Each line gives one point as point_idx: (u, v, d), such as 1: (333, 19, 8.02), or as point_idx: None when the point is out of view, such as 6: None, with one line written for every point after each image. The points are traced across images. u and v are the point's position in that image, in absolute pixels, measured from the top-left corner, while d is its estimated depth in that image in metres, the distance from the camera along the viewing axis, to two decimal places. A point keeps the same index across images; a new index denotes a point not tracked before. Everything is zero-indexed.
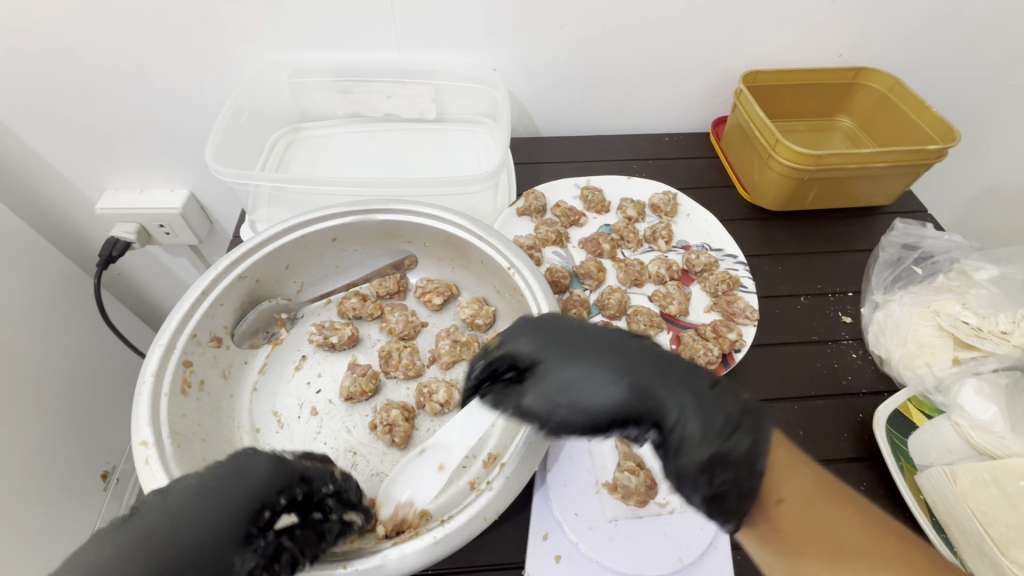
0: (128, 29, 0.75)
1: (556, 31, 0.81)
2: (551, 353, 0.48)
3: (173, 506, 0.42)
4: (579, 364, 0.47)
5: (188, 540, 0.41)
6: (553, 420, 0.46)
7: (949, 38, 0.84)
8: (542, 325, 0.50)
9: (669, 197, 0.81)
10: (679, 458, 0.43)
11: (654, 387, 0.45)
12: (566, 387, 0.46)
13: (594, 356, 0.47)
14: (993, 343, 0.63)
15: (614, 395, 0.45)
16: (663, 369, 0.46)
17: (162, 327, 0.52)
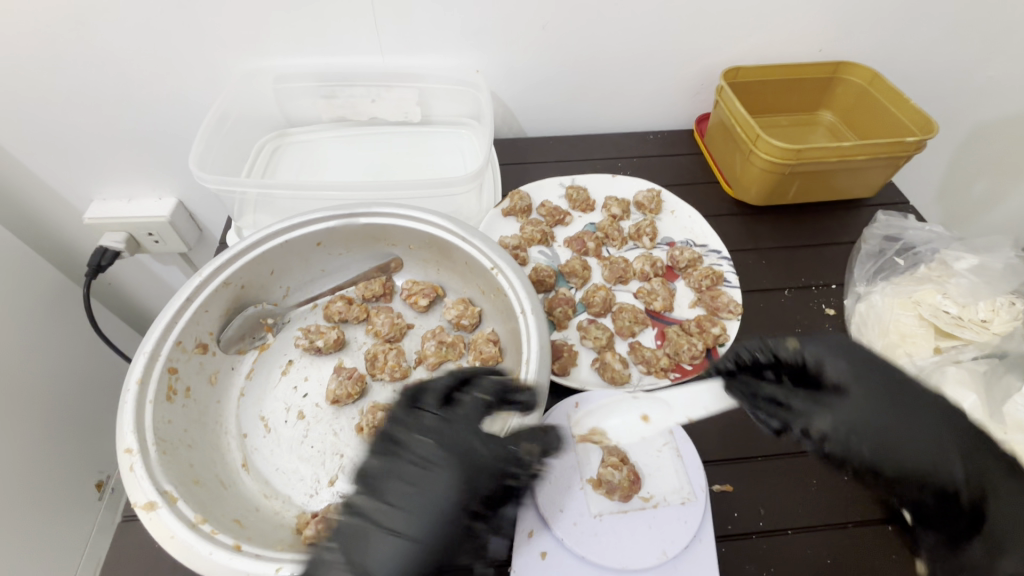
0: (111, 38, 0.75)
1: (537, 32, 0.81)
2: (859, 380, 0.50)
3: (380, 518, 0.45)
4: (889, 400, 0.49)
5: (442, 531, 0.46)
6: (838, 444, 0.48)
7: (927, 31, 0.85)
8: (852, 350, 0.52)
9: (653, 194, 0.82)
10: (941, 488, 0.47)
11: (948, 434, 0.48)
12: (866, 412, 0.48)
13: (892, 386, 0.50)
14: (973, 331, 0.64)
15: (917, 431, 0.48)
16: (895, 399, 0.49)
17: (146, 335, 0.53)
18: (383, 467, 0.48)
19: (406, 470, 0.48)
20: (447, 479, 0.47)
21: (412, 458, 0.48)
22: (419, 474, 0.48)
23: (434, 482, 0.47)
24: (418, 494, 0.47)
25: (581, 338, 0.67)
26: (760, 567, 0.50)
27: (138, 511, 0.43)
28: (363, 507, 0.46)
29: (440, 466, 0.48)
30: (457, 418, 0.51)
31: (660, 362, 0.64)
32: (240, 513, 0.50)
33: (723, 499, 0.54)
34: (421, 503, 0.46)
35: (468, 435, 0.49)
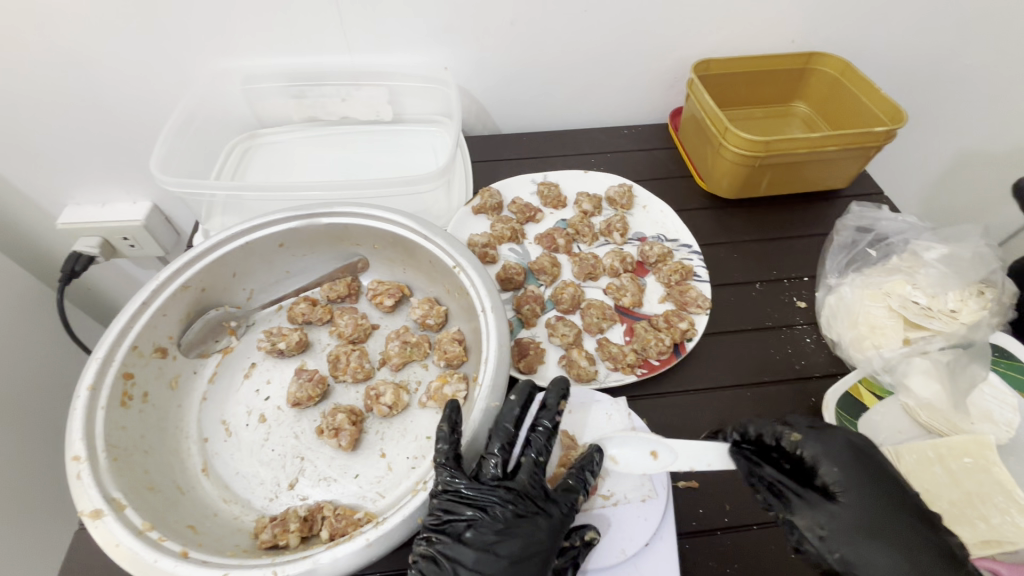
0: (72, 41, 0.74)
1: (506, 27, 0.80)
2: (849, 486, 0.48)
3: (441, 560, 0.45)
4: (882, 515, 0.46)
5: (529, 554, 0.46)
6: (816, 548, 0.47)
7: (901, 20, 0.84)
8: (858, 454, 0.49)
9: (624, 189, 0.81)
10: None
11: (929, 563, 0.44)
12: (837, 520, 0.46)
13: (887, 500, 0.47)
14: (942, 322, 0.63)
15: (893, 551, 0.45)
16: (888, 513, 0.46)
17: (99, 340, 0.52)
18: (516, 519, 0.47)
19: (486, 524, 0.47)
20: (541, 535, 0.47)
21: (500, 513, 0.47)
22: (516, 529, 0.47)
23: (535, 535, 0.47)
24: (524, 545, 0.46)
25: (549, 335, 0.67)
26: (722, 563, 0.50)
27: (83, 520, 0.43)
28: (471, 558, 0.45)
29: (533, 519, 0.47)
30: (525, 473, 0.49)
31: (628, 358, 0.63)
32: (195, 519, 0.50)
33: (688, 495, 0.54)
34: (521, 553, 0.46)
35: (541, 491, 0.49)
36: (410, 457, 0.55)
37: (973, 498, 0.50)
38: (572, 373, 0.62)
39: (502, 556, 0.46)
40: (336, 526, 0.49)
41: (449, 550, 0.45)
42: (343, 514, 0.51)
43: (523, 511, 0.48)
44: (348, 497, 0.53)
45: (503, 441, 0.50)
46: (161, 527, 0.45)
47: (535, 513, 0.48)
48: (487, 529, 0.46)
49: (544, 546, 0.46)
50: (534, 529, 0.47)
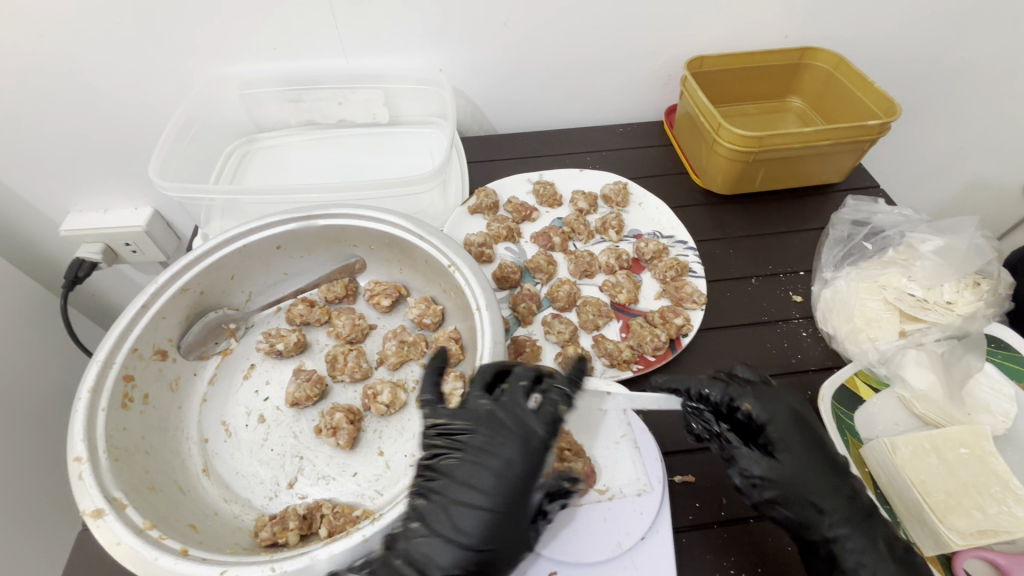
0: (71, 49, 0.75)
1: (499, 28, 0.81)
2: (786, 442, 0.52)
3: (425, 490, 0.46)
4: (817, 465, 0.51)
5: (513, 479, 0.46)
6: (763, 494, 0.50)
7: (894, 15, 0.84)
8: (797, 415, 0.53)
9: (619, 186, 0.81)
10: (811, 539, 0.49)
11: (851, 505, 0.49)
12: (780, 468, 0.50)
13: (820, 449, 0.52)
14: (938, 313, 0.64)
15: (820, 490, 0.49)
16: (823, 460, 0.51)
17: (99, 344, 0.53)
18: (492, 441, 0.47)
19: (466, 453, 0.47)
20: (516, 455, 0.46)
21: (476, 441, 0.47)
22: (493, 449, 0.47)
23: (510, 457, 0.46)
24: (502, 467, 0.46)
25: (545, 333, 0.67)
26: (719, 556, 0.50)
27: (85, 519, 0.43)
28: (455, 488, 0.45)
29: (506, 439, 0.47)
30: (507, 398, 0.49)
31: (623, 354, 0.64)
32: (196, 518, 0.50)
33: (684, 490, 0.54)
34: (501, 474, 0.46)
35: (516, 412, 0.48)
36: (408, 454, 0.56)
37: (970, 488, 0.50)
38: (568, 370, 0.63)
39: (483, 480, 0.46)
40: (334, 524, 0.50)
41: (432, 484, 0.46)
42: (342, 511, 0.51)
43: (498, 432, 0.47)
44: (346, 495, 0.54)
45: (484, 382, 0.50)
46: (161, 526, 0.46)
47: (508, 433, 0.47)
48: (466, 457, 0.46)
49: (522, 463, 0.46)
50: (509, 449, 0.46)
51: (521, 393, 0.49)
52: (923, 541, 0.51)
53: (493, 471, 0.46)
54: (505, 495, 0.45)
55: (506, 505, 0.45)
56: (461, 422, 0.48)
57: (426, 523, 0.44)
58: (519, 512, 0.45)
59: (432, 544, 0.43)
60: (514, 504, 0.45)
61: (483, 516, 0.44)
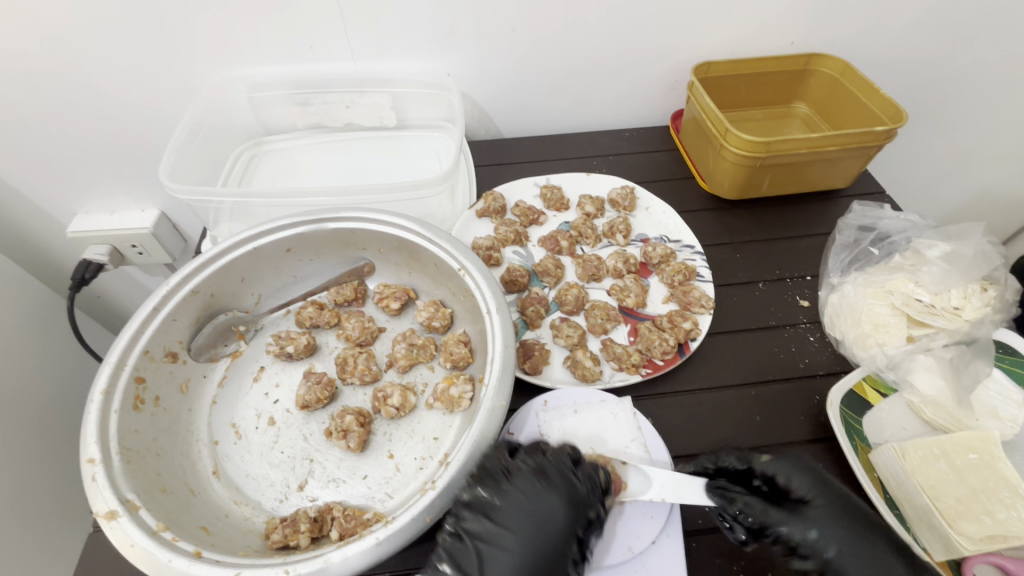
0: (82, 52, 0.76)
1: (507, 33, 0.81)
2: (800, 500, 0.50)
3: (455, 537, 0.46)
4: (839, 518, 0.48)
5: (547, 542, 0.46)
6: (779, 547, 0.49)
7: (899, 21, 0.85)
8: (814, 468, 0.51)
9: (626, 191, 0.82)
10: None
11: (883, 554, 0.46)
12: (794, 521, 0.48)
13: (837, 493, 0.49)
14: (945, 319, 0.64)
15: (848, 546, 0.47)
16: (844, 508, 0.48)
17: (111, 346, 0.53)
18: (536, 493, 0.47)
19: (507, 499, 0.47)
20: (559, 511, 0.47)
21: (520, 485, 0.48)
22: (535, 504, 0.47)
23: (553, 513, 0.47)
24: (542, 519, 0.46)
25: (554, 336, 0.67)
26: (728, 561, 0.50)
27: (98, 521, 0.43)
28: (490, 534, 0.46)
29: (554, 495, 0.47)
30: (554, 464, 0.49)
31: (632, 358, 0.64)
32: (207, 520, 0.50)
33: (694, 493, 0.54)
34: (538, 530, 0.46)
35: (563, 469, 0.49)
36: (418, 457, 0.56)
37: (979, 493, 0.50)
38: (577, 373, 0.63)
39: (518, 531, 0.46)
40: (345, 527, 0.50)
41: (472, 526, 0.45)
42: (353, 514, 0.51)
43: (546, 485, 0.48)
44: (357, 498, 0.54)
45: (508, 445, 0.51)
46: (174, 528, 0.46)
47: (559, 488, 0.47)
48: (503, 510, 0.46)
49: (562, 523, 0.46)
50: (552, 504, 0.47)
51: (568, 458, 0.50)
52: (931, 545, 0.50)
53: (525, 529, 0.46)
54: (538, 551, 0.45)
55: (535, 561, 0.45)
56: (504, 464, 0.48)
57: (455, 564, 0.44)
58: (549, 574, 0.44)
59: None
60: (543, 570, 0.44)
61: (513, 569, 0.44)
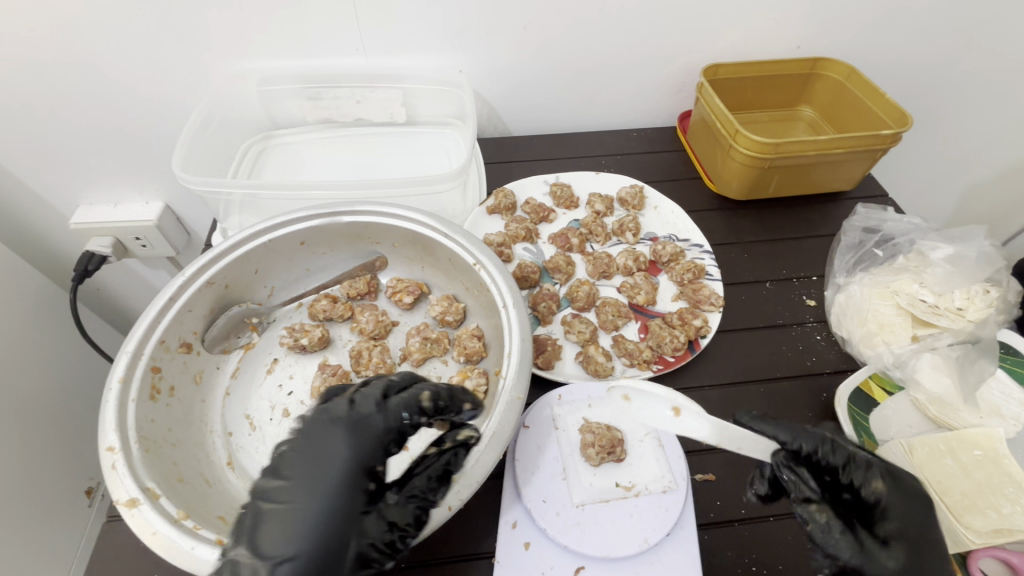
0: (92, 41, 0.75)
1: (520, 32, 0.82)
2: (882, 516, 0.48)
3: (266, 492, 0.43)
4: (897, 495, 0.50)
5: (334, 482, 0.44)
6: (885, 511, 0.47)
7: (904, 27, 0.87)
8: None
9: (636, 190, 0.83)
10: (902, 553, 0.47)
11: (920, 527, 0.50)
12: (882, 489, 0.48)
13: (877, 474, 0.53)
14: (949, 319, 0.65)
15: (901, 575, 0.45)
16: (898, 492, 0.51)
17: (128, 335, 0.53)
18: (321, 434, 0.46)
19: (296, 448, 0.45)
20: (341, 446, 0.45)
21: (309, 431, 0.46)
22: (319, 445, 0.45)
23: (336, 449, 0.45)
24: (327, 460, 0.44)
25: (565, 332, 0.68)
26: (740, 553, 0.51)
27: (119, 508, 0.44)
28: (276, 488, 0.43)
29: (338, 432, 0.46)
30: (367, 401, 0.48)
31: (643, 354, 0.65)
32: (224, 510, 0.50)
33: (705, 488, 0.55)
34: (324, 470, 0.44)
35: (361, 404, 0.47)
36: None
37: (984, 489, 0.51)
38: (589, 369, 0.64)
39: (302, 478, 0.43)
40: None
41: (255, 484, 0.43)
42: None
43: (331, 425, 0.46)
44: None
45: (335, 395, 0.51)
46: (195, 517, 0.46)
47: (343, 426, 0.46)
48: (299, 457, 0.45)
49: (350, 456, 0.45)
50: (337, 445, 0.45)
51: (376, 393, 0.48)
52: None
53: (320, 470, 0.44)
54: (326, 492, 0.43)
55: (327, 504, 0.42)
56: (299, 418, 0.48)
57: (240, 532, 0.42)
58: (342, 511, 0.43)
59: (239, 559, 0.39)
60: (341, 509, 0.43)
61: (298, 518, 0.42)
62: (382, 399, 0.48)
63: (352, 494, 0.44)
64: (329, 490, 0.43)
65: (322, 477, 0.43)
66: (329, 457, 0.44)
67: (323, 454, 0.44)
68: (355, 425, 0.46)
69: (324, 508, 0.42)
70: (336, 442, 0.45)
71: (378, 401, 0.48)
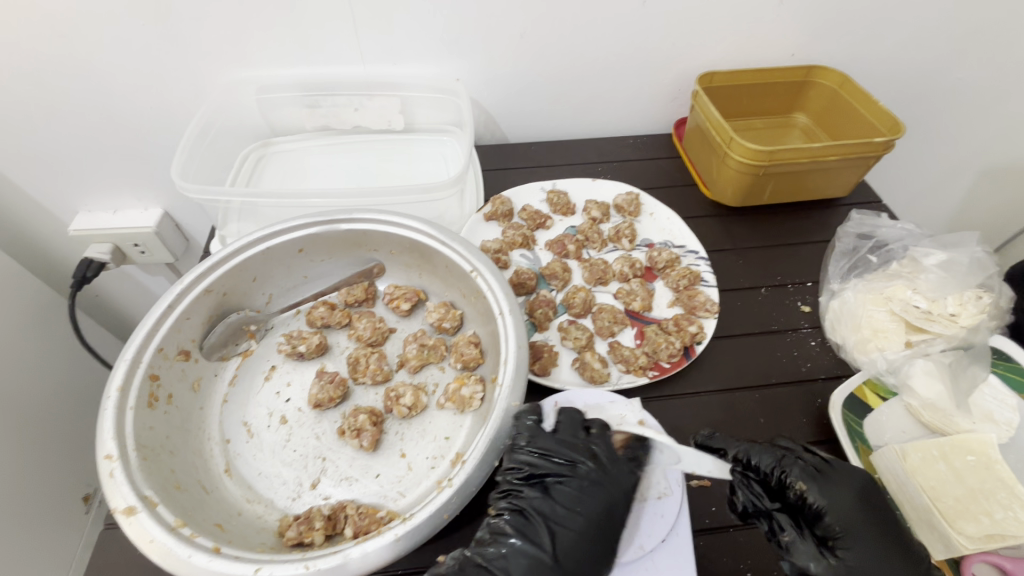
0: (89, 48, 0.75)
1: (516, 40, 0.83)
2: (857, 534, 0.47)
3: (544, 513, 0.48)
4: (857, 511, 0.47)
5: (607, 525, 0.48)
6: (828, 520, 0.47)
7: (896, 36, 0.88)
8: (864, 494, 0.48)
9: (632, 197, 0.83)
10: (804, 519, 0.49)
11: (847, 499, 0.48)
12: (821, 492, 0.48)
13: (847, 488, 0.48)
14: (942, 325, 0.65)
15: (870, 530, 0.47)
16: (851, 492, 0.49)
17: (127, 343, 0.53)
18: (599, 478, 0.50)
19: (574, 483, 0.50)
20: (623, 498, 0.50)
21: (586, 473, 0.50)
22: (593, 486, 0.49)
23: (617, 499, 0.49)
24: (611, 506, 0.49)
25: (562, 338, 0.68)
26: (735, 559, 0.51)
27: (117, 516, 0.44)
28: (559, 513, 0.48)
29: (618, 483, 0.50)
30: (611, 448, 0.53)
31: (639, 360, 0.65)
32: (221, 518, 0.51)
33: (701, 494, 0.55)
34: (604, 514, 0.48)
35: (621, 456, 0.52)
36: (430, 457, 0.57)
37: (977, 494, 0.52)
38: (586, 375, 0.64)
39: (589, 513, 0.48)
40: (359, 524, 0.51)
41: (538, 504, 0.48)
42: (366, 512, 0.52)
43: (600, 469, 0.50)
44: (369, 496, 0.54)
45: (534, 414, 0.52)
46: (193, 525, 0.46)
47: (618, 477, 0.51)
48: (572, 487, 0.49)
49: (624, 508, 0.49)
50: (618, 493, 0.50)
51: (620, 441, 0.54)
52: (932, 546, 0.52)
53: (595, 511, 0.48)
54: (604, 533, 0.48)
55: (602, 538, 0.47)
56: (573, 454, 0.51)
57: (526, 539, 0.46)
58: (612, 546, 0.48)
59: (532, 563, 0.45)
60: (609, 546, 0.47)
61: (582, 547, 0.47)
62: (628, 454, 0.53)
63: (615, 536, 0.48)
64: (603, 530, 0.48)
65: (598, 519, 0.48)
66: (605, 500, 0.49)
67: (597, 495, 0.49)
68: (619, 475, 0.51)
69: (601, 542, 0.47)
70: (609, 488, 0.50)
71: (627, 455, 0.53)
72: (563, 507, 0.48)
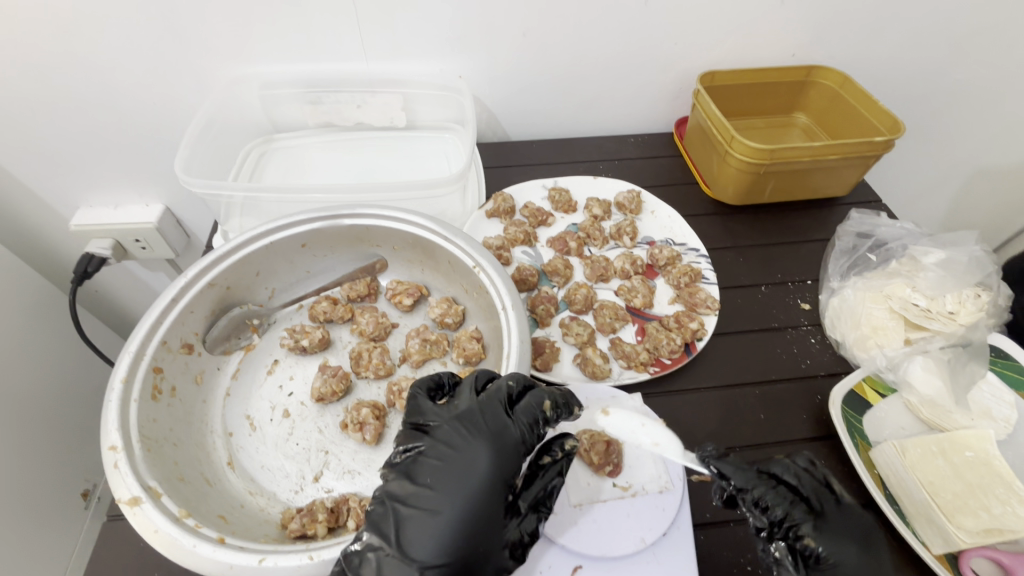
0: (91, 41, 0.75)
1: (519, 38, 0.83)
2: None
3: (399, 497, 0.44)
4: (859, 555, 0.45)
5: (471, 494, 0.43)
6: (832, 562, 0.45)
7: (896, 37, 0.88)
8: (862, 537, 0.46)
9: (633, 195, 0.84)
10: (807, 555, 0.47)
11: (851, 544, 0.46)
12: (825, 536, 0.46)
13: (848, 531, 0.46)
14: (941, 322, 0.66)
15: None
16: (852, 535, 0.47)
17: (131, 335, 0.53)
18: (461, 443, 0.46)
19: (435, 456, 0.45)
20: (484, 461, 0.44)
21: (444, 440, 0.46)
22: (458, 454, 0.45)
23: (473, 465, 0.44)
24: (468, 474, 0.44)
25: (563, 335, 0.69)
26: (736, 553, 0.52)
27: (122, 507, 0.44)
28: (414, 494, 0.44)
29: (477, 445, 0.45)
30: (489, 403, 0.48)
31: (641, 356, 0.65)
32: (224, 510, 0.51)
33: (702, 488, 0.56)
34: (463, 484, 0.43)
35: (497, 411, 0.47)
36: None
37: (976, 489, 0.52)
38: (587, 371, 0.65)
39: (444, 488, 0.43)
40: (362, 517, 0.51)
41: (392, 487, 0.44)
42: (369, 505, 0.52)
43: (463, 433, 0.46)
44: (372, 490, 0.55)
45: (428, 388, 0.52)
46: (197, 516, 0.47)
47: (479, 438, 0.46)
48: (431, 460, 0.45)
49: (487, 471, 0.44)
50: (476, 459, 0.45)
51: (501, 395, 0.48)
52: (930, 539, 0.51)
53: (454, 484, 0.44)
54: (467, 506, 0.43)
55: (468, 510, 0.43)
56: (435, 422, 0.47)
57: (379, 531, 0.42)
58: (483, 517, 0.43)
59: (386, 558, 0.41)
60: (478, 517, 0.43)
61: (440, 525, 0.42)
62: (508, 407, 0.48)
63: (486, 508, 0.43)
64: (471, 503, 0.43)
65: (456, 494, 0.43)
66: (467, 470, 0.44)
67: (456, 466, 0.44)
68: (484, 439, 0.46)
69: (465, 517, 0.42)
70: (472, 456, 0.45)
71: (505, 411, 0.47)
72: (426, 484, 0.44)
